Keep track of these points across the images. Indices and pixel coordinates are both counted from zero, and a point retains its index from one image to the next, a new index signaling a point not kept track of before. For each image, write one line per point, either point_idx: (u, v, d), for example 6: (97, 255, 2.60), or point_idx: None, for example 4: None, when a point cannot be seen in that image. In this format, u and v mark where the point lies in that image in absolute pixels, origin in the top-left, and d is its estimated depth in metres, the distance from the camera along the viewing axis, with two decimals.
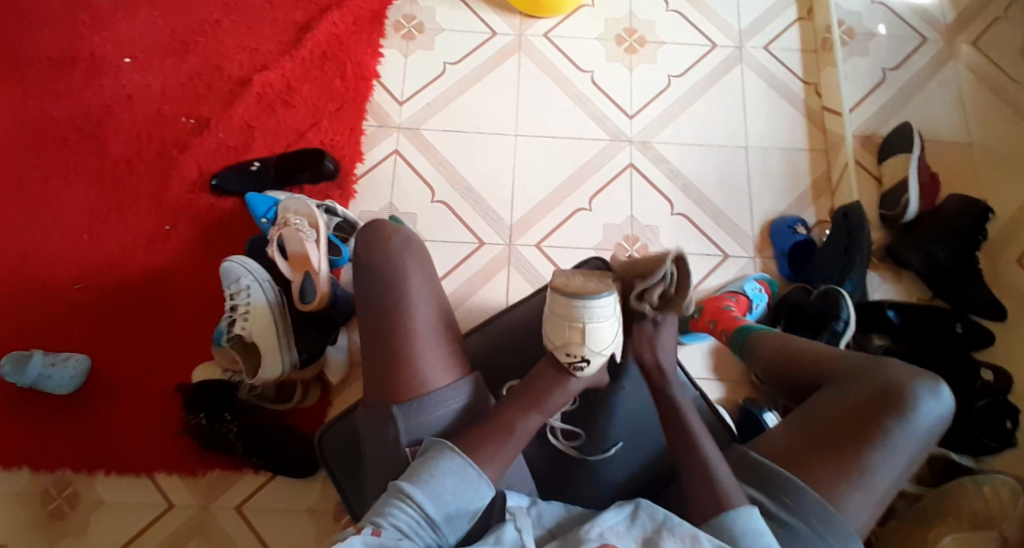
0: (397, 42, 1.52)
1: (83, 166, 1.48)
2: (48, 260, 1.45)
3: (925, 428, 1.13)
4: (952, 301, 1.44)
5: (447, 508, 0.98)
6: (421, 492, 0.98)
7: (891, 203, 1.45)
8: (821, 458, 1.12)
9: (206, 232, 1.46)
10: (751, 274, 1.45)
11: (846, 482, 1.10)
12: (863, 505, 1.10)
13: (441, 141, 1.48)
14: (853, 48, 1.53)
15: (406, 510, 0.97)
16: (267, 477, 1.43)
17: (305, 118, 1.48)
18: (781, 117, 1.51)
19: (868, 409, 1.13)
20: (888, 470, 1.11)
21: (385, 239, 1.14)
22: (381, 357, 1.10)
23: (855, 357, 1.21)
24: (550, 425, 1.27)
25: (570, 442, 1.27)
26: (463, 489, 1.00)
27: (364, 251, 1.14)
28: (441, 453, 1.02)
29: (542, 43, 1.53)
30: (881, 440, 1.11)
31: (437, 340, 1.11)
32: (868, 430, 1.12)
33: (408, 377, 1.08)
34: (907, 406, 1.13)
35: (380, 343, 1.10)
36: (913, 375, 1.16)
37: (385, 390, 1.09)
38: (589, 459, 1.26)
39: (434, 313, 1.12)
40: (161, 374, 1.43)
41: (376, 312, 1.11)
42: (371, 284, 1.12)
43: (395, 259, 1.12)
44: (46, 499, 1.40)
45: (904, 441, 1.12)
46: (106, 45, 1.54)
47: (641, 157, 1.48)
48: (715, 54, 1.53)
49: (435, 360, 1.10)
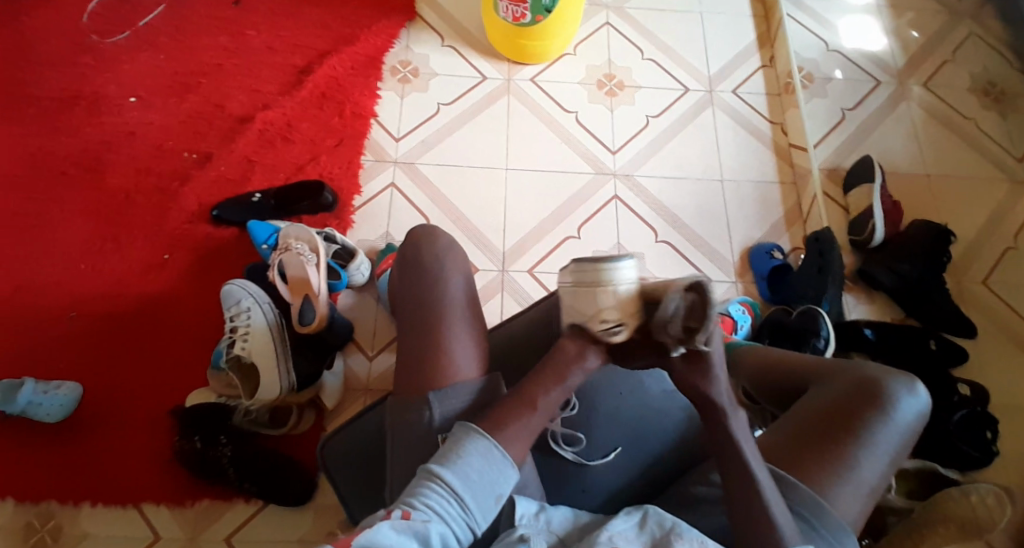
0: (393, 85, 1.63)
1: (85, 199, 1.53)
2: (46, 288, 1.47)
3: (905, 423, 1.17)
4: (924, 319, 1.50)
5: (477, 489, 0.96)
6: (451, 473, 0.95)
7: (858, 228, 1.54)
8: (803, 451, 1.15)
9: (205, 260, 1.50)
10: (733, 296, 1.52)
11: (834, 473, 1.13)
12: (851, 496, 1.12)
13: (435, 175, 1.56)
14: (813, 90, 1.66)
15: (437, 491, 0.94)
16: (257, 508, 1.41)
17: (305, 153, 1.56)
18: (752, 152, 1.62)
19: (849, 405, 1.17)
20: (869, 462, 1.14)
21: (433, 241, 1.14)
22: (413, 351, 1.08)
23: (833, 361, 1.26)
24: (551, 432, 1.25)
25: (571, 448, 1.25)
26: (491, 471, 0.97)
27: (411, 250, 1.14)
28: (470, 435, 0.99)
29: (528, 86, 1.64)
30: (863, 434, 1.15)
31: (470, 339, 1.09)
32: (847, 424, 1.15)
33: (438, 369, 1.06)
34: (884, 400, 1.17)
35: (414, 336, 1.08)
36: (889, 373, 1.20)
37: (414, 381, 1.07)
38: (589, 464, 1.24)
39: (470, 315, 1.10)
40: (152, 400, 1.43)
41: (414, 307, 1.10)
42: (411, 281, 1.12)
43: (439, 258, 1.12)
44: (28, 532, 1.37)
45: (884, 434, 1.15)
46: (112, 85, 1.62)
47: (624, 189, 1.57)
48: (688, 96, 1.66)
49: (466, 357, 1.07)
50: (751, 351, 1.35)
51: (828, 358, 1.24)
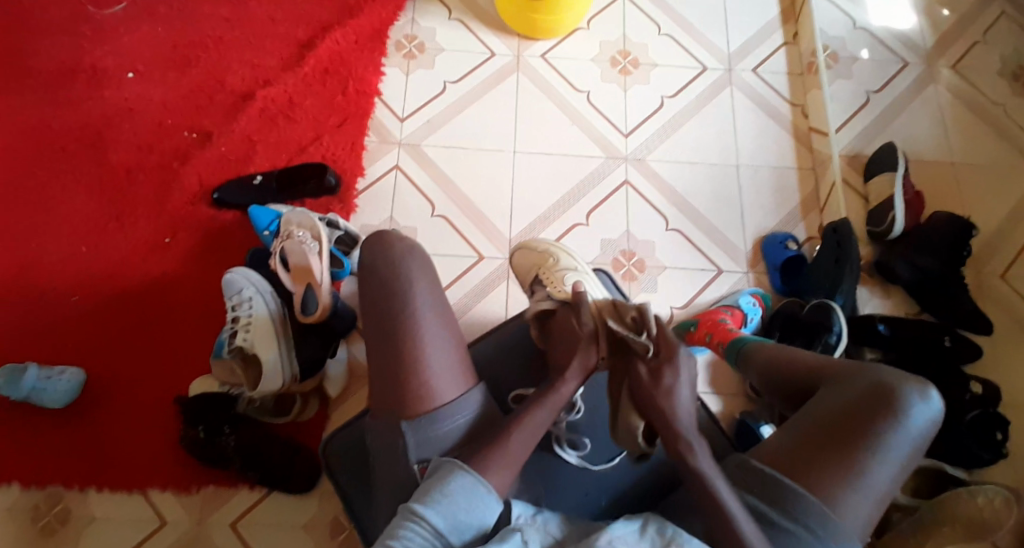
0: (398, 60, 1.57)
1: (84, 178, 1.49)
2: (46, 270, 1.44)
3: (919, 430, 1.08)
4: (940, 314, 1.46)
5: (458, 526, 0.96)
6: (433, 512, 0.96)
7: (877, 219, 1.49)
8: (808, 458, 1.08)
9: (205, 244, 1.47)
10: (745, 288, 1.47)
11: (842, 482, 1.05)
12: (860, 504, 1.05)
13: (442, 157, 1.51)
14: (838, 71, 1.59)
15: (418, 531, 0.95)
16: (263, 493, 1.40)
17: (307, 134, 1.52)
18: (771, 135, 1.57)
19: (859, 410, 1.09)
20: (880, 473, 1.06)
21: (388, 249, 1.13)
22: (386, 369, 1.08)
23: (845, 363, 1.17)
24: (555, 434, 1.24)
25: (576, 452, 1.23)
26: (473, 507, 0.98)
27: (370, 261, 1.13)
28: (454, 471, 1.00)
29: (540, 63, 1.58)
30: (873, 441, 1.07)
31: (443, 349, 1.09)
32: (857, 432, 1.07)
33: (414, 384, 1.07)
34: (898, 409, 1.08)
35: (384, 354, 1.08)
36: (904, 378, 1.11)
37: (392, 399, 1.07)
38: (593, 469, 1.23)
39: (441, 322, 1.10)
40: (156, 386, 1.42)
41: (380, 322, 1.09)
42: (375, 295, 1.10)
43: (400, 269, 1.11)
44: (36, 514, 1.36)
45: (896, 444, 1.07)
46: (107, 58, 1.57)
47: (636, 174, 1.52)
48: (707, 75, 1.59)
49: (439, 370, 1.08)
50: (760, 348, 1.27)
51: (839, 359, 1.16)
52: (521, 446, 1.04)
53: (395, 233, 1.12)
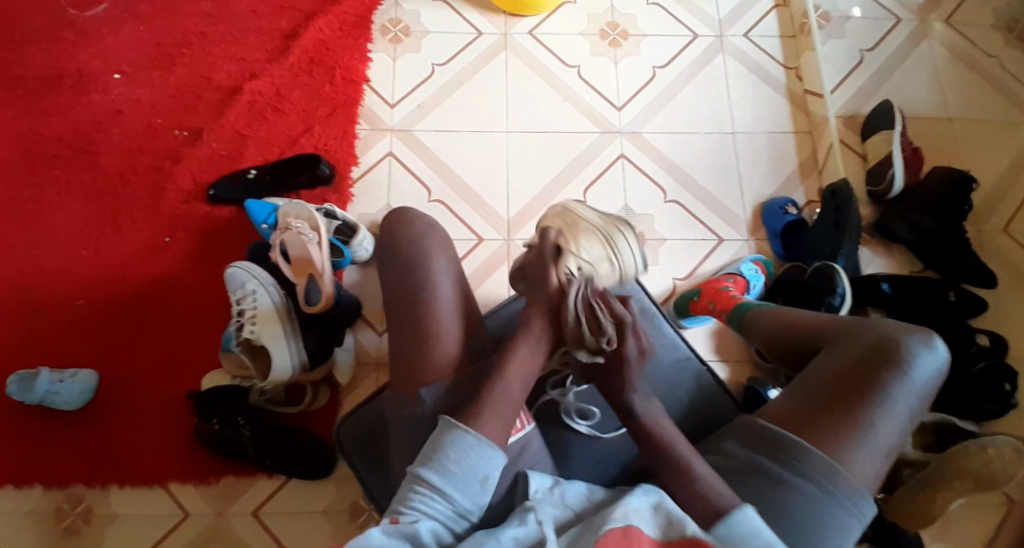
0: (384, 45, 1.58)
1: (81, 182, 1.51)
2: (52, 275, 1.46)
3: (923, 382, 1.07)
4: (943, 270, 1.45)
5: (459, 481, 0.97)
6: (432, 472, 0.97)
7: (877, 178, 1.48)
8: (814, 413, 1.07)
9: (205, 241, 1.49)
10: (746, 256, 1.47)
11: (850, 438, 1.04)
12: (869, 459, 1.04)
13: (435, 142, 1.51)
14: (831, 30, 1.58)
15: (421, 493, 0.97)
16: (281, 481, 1.42)
17: (298, 126, 1.52)
18: (764, 100, 1.56)
19: (862, 364, 1.08)
20: (888, 424, 1.05)
21: (408, 224, 1.14)
22: (404, 339, 1.08)
23: (847, 319, 1.16)
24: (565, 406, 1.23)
25: (585, 422, 1.22)
26: (469, 458, 0.98)
27: (389, 238, 1.14)
28: (443, 429, 1.00)
29: (526, 40, 1.58)
30: (878, 394, 1.05)
31: (459, 321, 1.10)
32: (861, 386, 1.06)
33: (427, 357, 1.07)
34: (901, 360, 1.07)
35: (399, 324, 1.09)
36: (906, 331, 1.10)
37: (407, 369, 1.08)
38: (603, 437, 1.21)
39: (457, 295, 1.11)
40: (166, 381, 1.44)
41: (398, 293, 1.10)
42: (393, 267, 1.11)
43: (418, 243, 1.12)
44: (59, 515, 1.38)
45: (902, 395, 1.05)
46: (94, 62, 1.57)
47: (630, 147, 1.52)
48: (697, 43, 1.59)
49: (453, 341, 1.08)
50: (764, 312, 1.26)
51: (839, 317, 1.15)
52: (513, 400, 1.04)
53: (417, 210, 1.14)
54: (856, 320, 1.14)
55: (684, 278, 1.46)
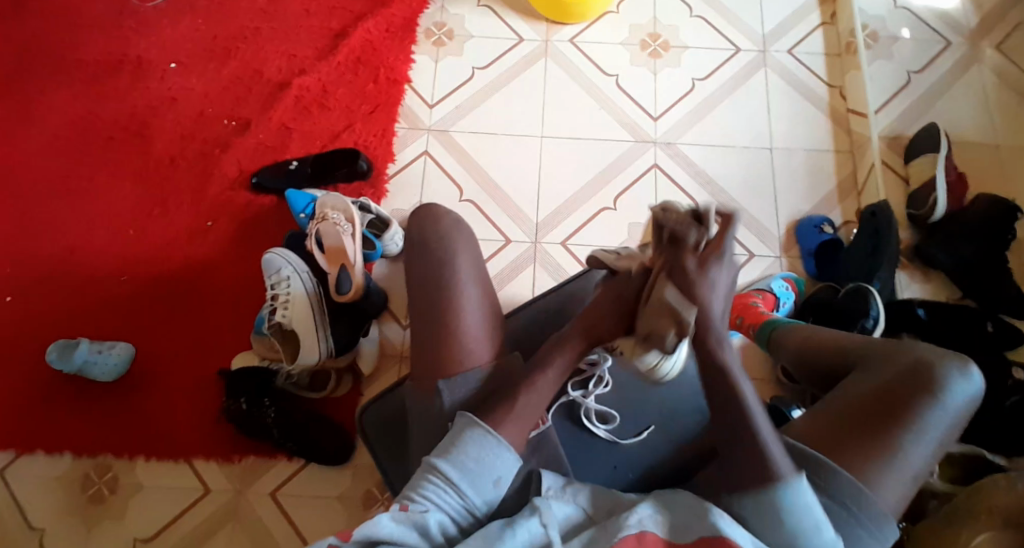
0: (428, 47, 1.61)
1: (133, 165, 1.57)
2: (99, 252, 1.52)
3: (956, 408, 1.04)
4: (983, 299, 1.40)
5: (476, 479, 0.96)
6: (449, 464, 0.97)
7: (918, 202, 1.45)
8: (840, 433, 1.04)
9: (244, 227, 1.53)
10: (777, 273, 1.45)
11: (876, 458, 1.01)
12: (894, 482, 1.01)
13: (471, 142, 1.54)
14: (877, 51, 1.55)
15: (437, 483, 0.96)
16: (300, 465, 1.44)
17: (340, 120, 1.56)
18: (805, 117, 1.54)
19: (894, 384, 1.05)
20: (917, 448, 1.02)
21: (436, 221, 1.15)
22: (425, 328, 1.09)
23: (882, 341, 1.14)
24: (585, 407, 1.22)
25: (604, 426, 1.22)
26: (486, 457, 0.98)
27: (417, 233, 1.15)
28: (469, 426, 1.00)
29: (567, 48, 1.59)
30: (908, 415, 1.03)
31: (481, 319, 1.10)
32: (891, 408, 1.03)
33: (451, 350, 1.07)
34: (934, 383, 1.04)
35: (425, 315, 1.09)
36: (939, 355, 1.07)
37: (429, 360, 1.08)
38: (622, 443, 1.21)
39: (480, 292, 1.11)
40: (198, 360, 1.48)
41: (422, 285, 1.11)
42: (422, 259, 1.12)
43: (446, 239, 1.13)
44: (87, 483, 1.43)
45: (932, 419, 1.03)
46: (153, 51, 1.65)
47: (665, 157, 1.51)
48: (739, 57, 1.58)
49: (479, 336, 1.09)
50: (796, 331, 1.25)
51: (873, 338, 1.13)
52: (537, 399, 1.03)
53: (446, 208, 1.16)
54: (891, 342, 1.11)
55: None
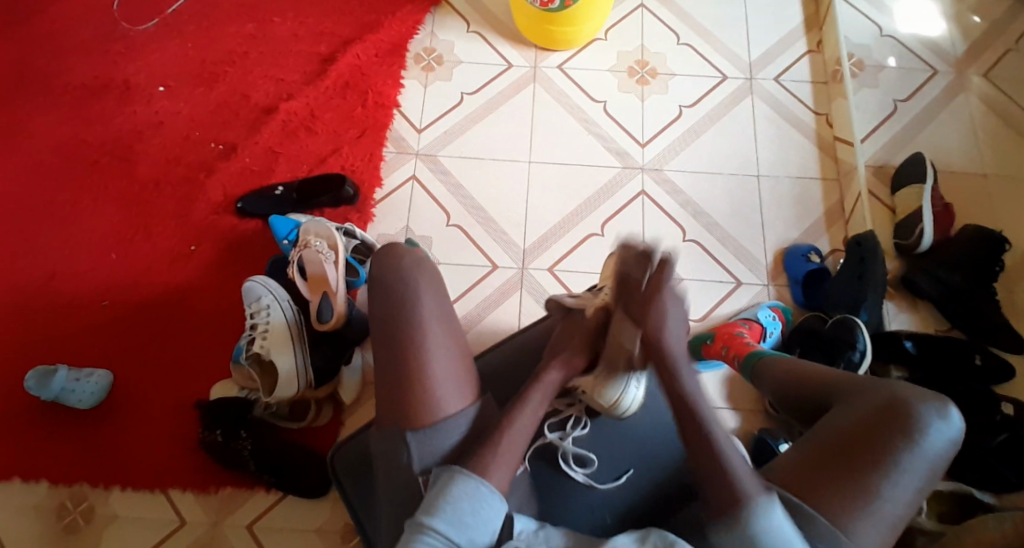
0: (417, 73, 1.60)
1: (117, 188, 1.55)
2: (79, 276, 1.50)
3: (935, 453, 1.02)
4: (970, 330, 1.40)
5: (469, 532, 0.98)
6: (441, 522, 0.97)
7: (905, 231, 1.45)
8: (819, 477, 1.02)
9: (227, 252, 1.51)
10: (764, 301, 1.44)
11: (853, 506, 1.00)
12: (871, 530, 1.00)
13: (459, 167, 1.53)
14: (863, 79, 1.56)
15: (431, 543, 0.97)
16: (278, 497, 1.41)
17: (326, 145, 1.55)
18: (792, 145, 1.54)
19: (873, 428, 1.03)
20: (894, 493, 1.01)
21: (397, 260, 1.12)
22: (390, 376, 1.08)
23: (862, 377, 1.12)
24: (561, 450, 1.19)
25: (582, 469, 1.18)
26: (477, 509, 0.99)
27: (379, 274, 1.12)
28: (453, 479, 1.01)
29: (555, 74, 1.59)
30: (886, 461, 1.01)
31: (449, 362, 1.09)
32: (870, 451, 1.02)
33: (420, 398, 1.07)
34: (913, 426, 1.02)
35: (392, 365, 1.08)
36: (920, 395, 1.05)
37: (398, 411, 1.07)
38: (599, 486, 1.17)
39: (446, 334, 1.10)
40: (179, 387, 1.46)
41: (386, 330, 1.10)
42: (385, 303, 1.10)
43: (408, 280, 1.11)
44: (62, 512, 1.40)
45: (910, 463, 1.01)
46: (140, 74, 1.63)
47: (653, 184, 1.51)
48: (727, 84, 1.58)
49: (447, 380, 1.08)
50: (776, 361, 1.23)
51: (854, 375, 1.11)
52: (514, 447, 1.04)
53: (407, 244, 1.12)
54: (871, 380, 1.09)
55: (700, 320, 1.44)
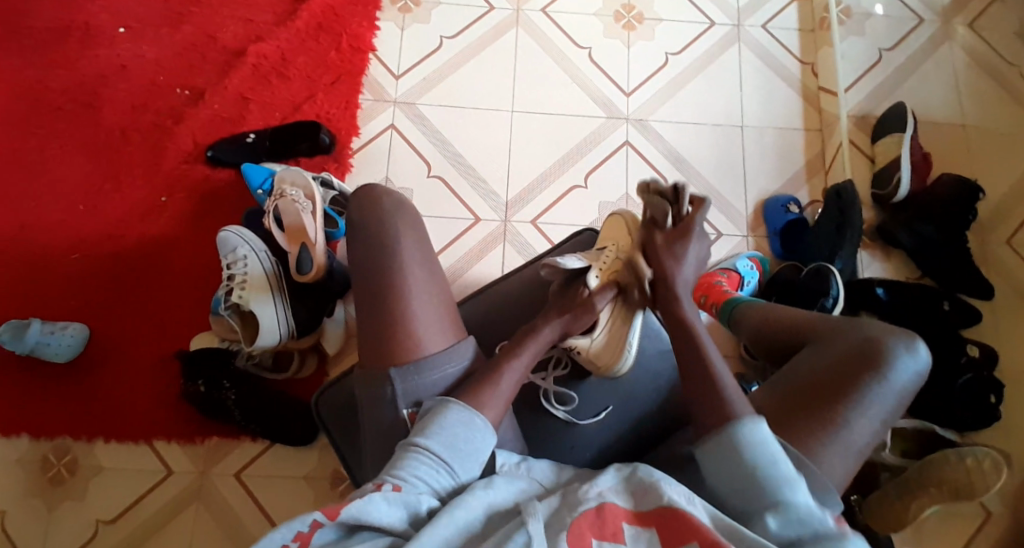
0: (394, 14, 1.56)
1: (82, 134, 1.50)
2: (47, 226, 1.45)
3: (902, 385, 1.01)
4: (942, 280, 1.42)
5: (465, 458, 0.94)
6: (437, 445, 0.94)
7: (883, 181, 1.46)
8: (787, 409, 1.01)
9: (201, 203, 1.47)
10: (744, 252, 1.45)
11: (824, 435, 0.98)
12: (841, 458, 0.98)
13: (439, 116, 1.50)
14: (850, 27, 1.56)
15: (423, 463, 0.92)
16: (265, 445, 1.41)
17: (300, 92, 1.51)
18: (775, 94, 1.54)
19: (842, 364, 1.02)
20: (863, 422, 0.99)
21: (375, 202, 1.09)
22: (370, 322, 1.04)
23: (833, 318, 1.10)
24: (543, 388, 1.16)
25: (563, 407, 1.15)
26: (473, 437, 0.95)
27: (356, 214, 1.09)
28: (446, 405, 0.97)
29: (540, 18, 1.56)
30: (856, 393, 1.00)
31: (431, 305, 1.04)
32: (839, 384, 1.01)
33: (401, 339, 1.02)
34: (882, 359, 1.01)
35: (371, 308, 1.04)
36: (888, 331, 1.04)
37: (380, 351, 1.03)
38: (578, 424, 1.14)
39: (428, 276, 1.06)
40: (156, 338, 1.43)
41: (365, 274, 1.05)
42: (363, 246, 1.06)
43: (386, 220, 1.07)
44: (46, 465, 1.39)
45: (878, 396, 1.00)
46: (99, 15, 1.56)
47: (637, 135, 1.50)
48: (714, 31, 1.57)
49: (430, 321, 1.03)
50: (749, 308, 1.21)
51: (827, 317, 1.09)
52: (501, 399, 1.00)
53: (387, 187, 1.09)
54: (843, 320, 1.08)
55: None
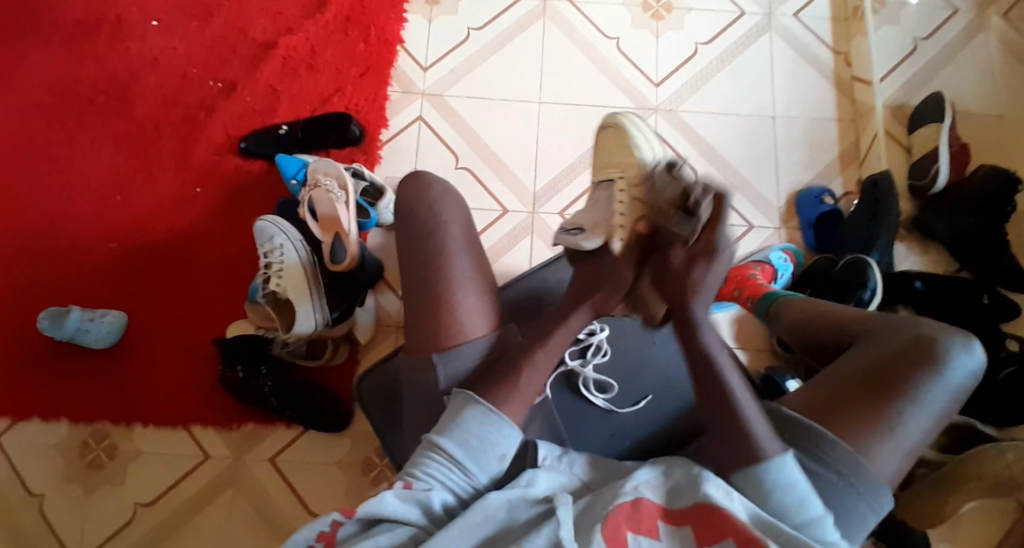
0: (421, 7, 1.57)
1: (119, 127, 1.53)
2: (87, 216, 1.49)
3: (956, 384, 0.99)
4: (981, 272, 1.38)
5: (479, 455, 0.93)
6: (451, 442, 0.93)
7: (921, 171, 1.43)
8: (840, 404, 0.99)
9: (234, 193, 1.50)
10: (775, 245, 1.43)
11: (874, 432, 0.97)
12: (892, 456, 0.97)
13: (466, 108, 1.51)
14: (884, 16, 1.53)
15: (437, 462, 0.93)
16: (299, 431, 1.43)
17: (329, 85, 1.52)
18: (806, 85, 1.52)
19: (894, 361, 1.00)
20: (915, 420, 0.97)
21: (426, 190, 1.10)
22: (413, 305, 1.05)
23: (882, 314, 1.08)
24: (583, 376, 1.18)
25: (603, 395, 1.18)
26: (489, 433, 0.94)
27: (404, 200, 1.10)
28: (467, 403, 0.96)
29: (567, 9, 1.56)
30: (909, 390, 0.98)
31: (475, 293, 1.05)
32: (891, 380, 0.98)
33: (443, 322, 1.03)
34: (936, 357, 0.99)
35: (415, 291, 1.05)
36: (941, 329, 1.02)
37: (422, 335, 1.04)
38: (618, 411, 1.16)
39: (473, 265, 1.07)
40: (191, 326, 1.46)
41: (412, 257, 1.07)
42: (410, 232, 1.08)
43: (433, 208, 1.08)
44: (84, 450, 1.42)
45: (932, 394, 0.98)
46: (133, 9, 1.60)
47: (666, 125, 1.49)
48: (744, 20, 1.55)
49: (473, 307, 1.04)
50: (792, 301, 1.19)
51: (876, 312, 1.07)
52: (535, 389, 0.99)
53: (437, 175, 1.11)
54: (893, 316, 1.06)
55: None
